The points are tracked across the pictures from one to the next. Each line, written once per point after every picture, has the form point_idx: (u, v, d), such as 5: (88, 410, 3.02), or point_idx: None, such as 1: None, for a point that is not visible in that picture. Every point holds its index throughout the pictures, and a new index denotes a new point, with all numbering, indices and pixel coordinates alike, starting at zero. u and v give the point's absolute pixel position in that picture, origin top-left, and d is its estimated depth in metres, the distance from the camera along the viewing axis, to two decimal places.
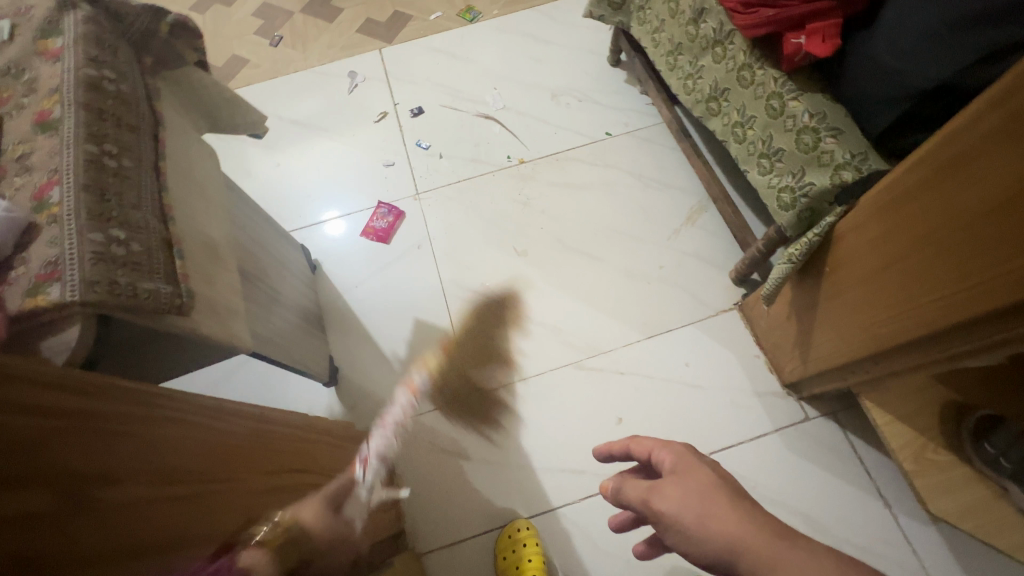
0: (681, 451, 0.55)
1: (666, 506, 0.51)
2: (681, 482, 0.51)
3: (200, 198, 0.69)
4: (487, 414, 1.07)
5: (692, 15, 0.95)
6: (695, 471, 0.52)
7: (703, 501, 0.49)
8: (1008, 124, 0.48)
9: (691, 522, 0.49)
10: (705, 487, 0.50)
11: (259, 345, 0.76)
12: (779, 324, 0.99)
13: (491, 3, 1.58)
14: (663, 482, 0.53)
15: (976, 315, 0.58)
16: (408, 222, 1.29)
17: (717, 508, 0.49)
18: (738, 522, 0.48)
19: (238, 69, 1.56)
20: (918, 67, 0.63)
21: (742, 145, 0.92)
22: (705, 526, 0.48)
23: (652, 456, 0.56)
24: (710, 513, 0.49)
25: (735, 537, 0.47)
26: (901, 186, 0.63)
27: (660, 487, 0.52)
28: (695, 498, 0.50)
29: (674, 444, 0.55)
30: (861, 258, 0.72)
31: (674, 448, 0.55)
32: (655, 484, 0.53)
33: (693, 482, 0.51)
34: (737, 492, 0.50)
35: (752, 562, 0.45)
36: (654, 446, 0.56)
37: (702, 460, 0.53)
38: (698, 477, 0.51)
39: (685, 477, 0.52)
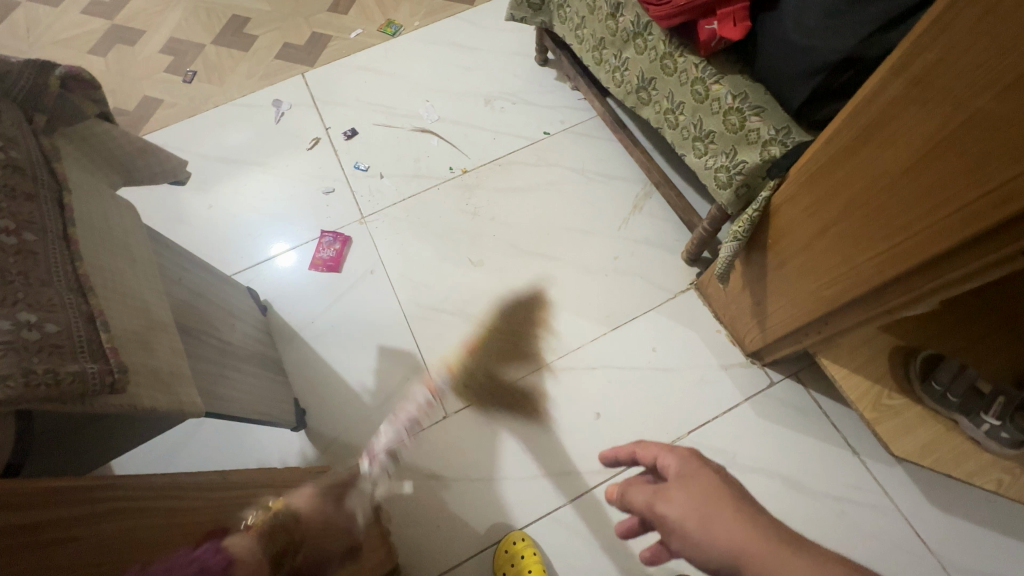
0: (687, 455, 0.54)
1: (671, 510, 0.51)
2: (686, 486, 0.51)
3: (125, 261, 0.64)
4: (465, 431, 1.06)
5: (609, 10, 0.97)
6: (700, 476, 0.52)
7: (706, 505, 0.50)
8: (913, 88, 0.51)
9: (695, 525, 0.49)
10: (711, 492, 0.50)
11: (211, 405, 0.71)
12: (734, 297, 1.02)
13: (411, 15, 1.56)
14: (667, 486, 0.52)
15: (905, 270, 0.61)
16: (356, 247, 1.25)
17: (720, 512, 0.49)
18: (744, 530, 0.48)
19: (151, 110, 1.47)
20: (825, 42, 0.67)
21: (676, 130, 0.95)
22: (710, 530, 0.48)
23: (657, 461, 0.56)
24: (713, 516, 0.49)
25: (739, 543, 0.47)
26: (825, 156, 0.65)
27: (665, 491, 0.52)
28: (700, 501, 0.50)
29: (679, 449, 0.55)
30: (800, 227, 0.75)
31: (679, 453, 0.54)
32: (660, 488, 0.53)
33: (698, 488, 0.51)
34: (741, 499, 0.50)
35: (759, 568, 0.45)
36: (659, 451, 0.56)
37: (705, 464, 0.53)
38: (702, 482, 0.51)
39: (691, 482, 0.51)
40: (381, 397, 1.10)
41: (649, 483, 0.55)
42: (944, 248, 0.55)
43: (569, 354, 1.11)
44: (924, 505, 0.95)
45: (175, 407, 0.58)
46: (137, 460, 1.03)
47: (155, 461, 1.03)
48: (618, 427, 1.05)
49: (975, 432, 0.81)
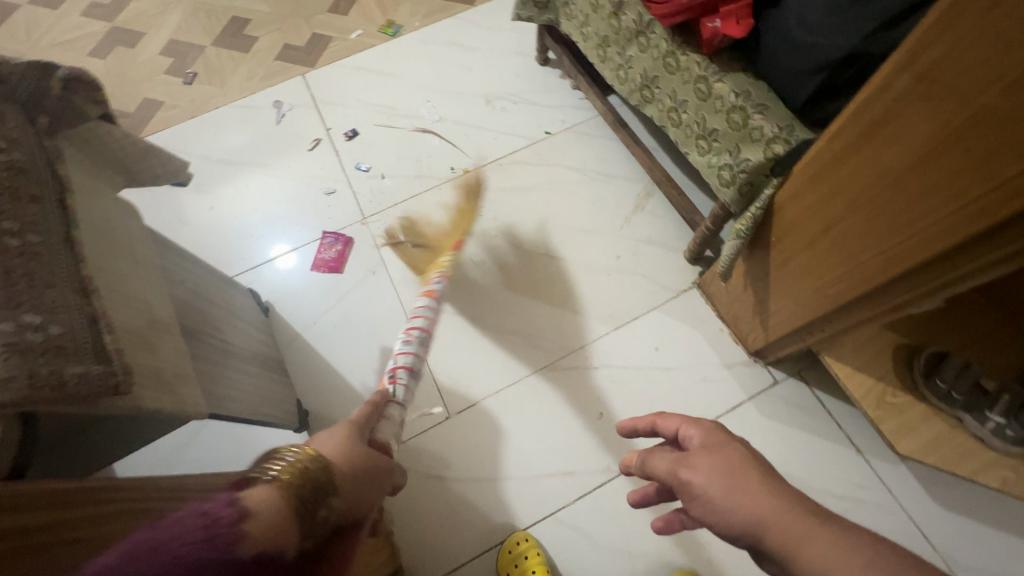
0: (710, 427, 0.55)
1: (695, 477, 0.51)
2: (709, 455, 0.51)
3: (129, 262, 0.64)
4: (469, 431, 1.06)
5: (612, 9, 0.97)
6: (723, 446, 0.52)
7: (729, 473, 0.50)
8: (920, 84, 0.51)
9: (718, 493, 0.49)
10: (735, 461, 0.51)
11: (214, 406, 0.71)
12: (737, 296, 1.02)
13: (412, 16, 1.56)
14: (690, 455, 0.53)
15: (911, 267, 0.61)
16: (358, 248, 1.25)
17: (743, 480, 0.49)
18: (767, 498, 0.48)
19: (152, 112, 1.47)
20: (828, 39, 0.66)
21: (679, 128, 0.94)
22: (734, 495, 0.48)
23: (679, 433, 0.57)
24: (737, 483, 0.49)
25: (762, 510, 0.47)
26: (829, 153, 0.65)
27: (688, 460, 0.52)
28: (723, 469, 0.50)
29: (702, 420, 0.56)
30: (804, 224, 0.75)
31: (702, 424, 0.55)
32: (684, 457, 0.53)
33: (722, 458, 0.51)
34: (764, 471, 0.50)
35: (781, 535, 0.46)
36: (682, 423, 0.57)
37: (727, 434, 0.53)
38: (725, 451, 0.52)
39: (714, 451, 0.52)
40: None
41: (671, 453, 0.55)
42: (951, 245, 0.55)
43: (572, 354, 1.11)
44: (929, 504, 0.95)
45: (179, 409, 0.58)
46: (141, 462, 1.03)
47: (159, 463, 1.03)
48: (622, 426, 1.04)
49: (980, 429, 0.81)
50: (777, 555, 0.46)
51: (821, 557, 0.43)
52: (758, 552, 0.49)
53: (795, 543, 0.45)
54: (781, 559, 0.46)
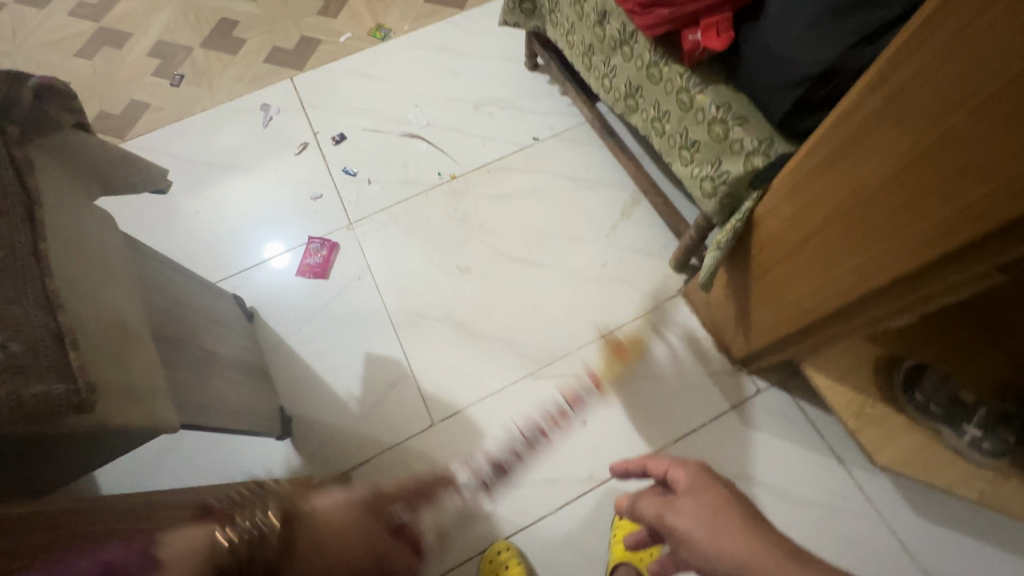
0: (697, 469, 0.56)
1: (682, 523, 0.52)
2: (695, 501, 0.53)
3: (100, 273, 0.64)
4: (452, 440, 1.06)
5: (596, 17, 0.97)
6: (708, 490, 0.53)
7: (714, 517, 0.51)
8: (889, 104, 0.51)
9: (703, 538, 0.50)
10: (720, 506, 0.52)
11: (188, 417, 0.71)
12: (720, 306, 1.02)
13: (401, 19, 1.55)
14: (677, 500, 0.54)
15: (883, 283, 0.61)
16: (343, 253, 1.25)
17: (727, 524, 0.50)
18: (750, 543, 0.49)
19: (139, 114, 1.46)
20: (806, 54, 0.66)
21: (662, 138, 0.94)
22: (718, 543, 0.49)
23: (667, 474, 0.57)
24: (721, 528, 0.50)
25: (745, 555, 0.48)
26: (805, 168, 0.65)
27: (674, 504, 0.54)
28: (708, 513, 0.51)
29: (689, 462, 0.56)
30: (782, 237, 0.75)
31: (689, 466, 0.56)
32: (671, 501, 0.54)
33: (707, 503, 0.52)
34: (747, 514, 0.51)
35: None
36: (669, 464, 0.57)
37: (713, 478, 0.55)
38: (711, 496, 0.53)
39: (700, 496, 0.53)
40: (367, 406, 1.09)
41: (659, 497, 0.57)
42: (920, 263, 0.55)
43: (556, 363, 1.11)
44: (909, 515, 0.95)
45: (150, 423, 0.57)
46: (123, 469, 1.02)
47: (140, 470, 1.03)
48: (605, 436, 1.04)
49: (958, 441, 0.82)
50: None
51: None
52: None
53: None
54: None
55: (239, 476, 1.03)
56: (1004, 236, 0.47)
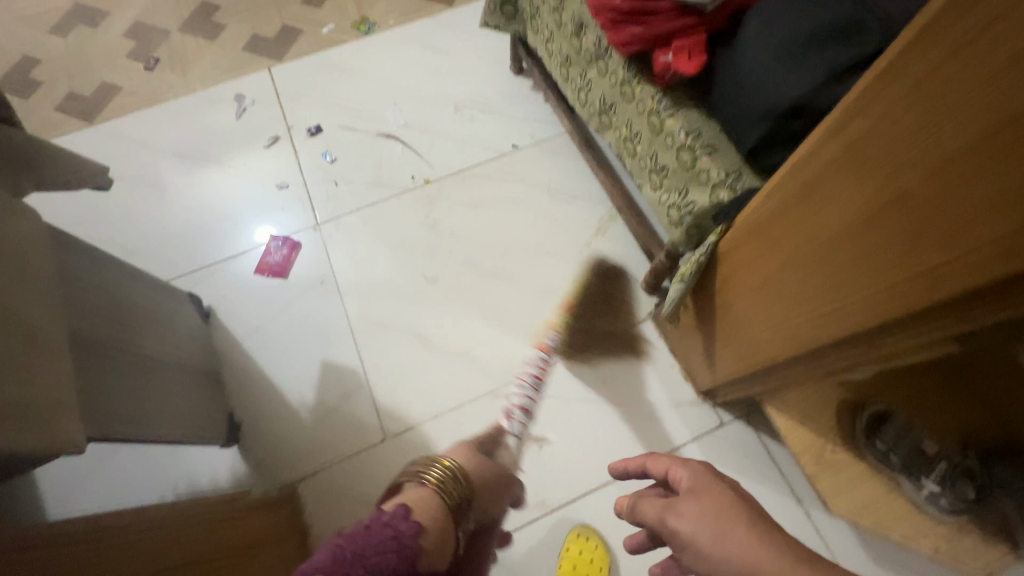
0: (698, 468, 0.53)
1: (683, 526, 0.49)
2: (698, 501, 0.50)
3: (17, 280, 0.61)
4: (404, 455, 1.03)
5: (573, 28, 0.93)
6: (712, 490, 0.50)
7: (717, 522, 0.48)
8: (848, 154, 0.48)
9: (705, 543, 0.47)
10: (722, 506, 0.49)
11: (104, 431, 0.67)
12: (686, 335, 0.98)
13: (386, 13, 1.50)
14: (679, 501, 0.51)
15: (840, 338, 0.57)
16: (305, 253, 1.21)
17: (729, 530, 0.47)
18: (756, 547, 0.45)
19: (109, 97, 1.42)
20: (775, 87, 0.63)
21: (634, 159, 0.90)
22: (723, 548, 0.46)
23: (668, 474, 0.55)
24: (724, 533, 0.47)
25: (749, 561, 0.44)
26: (766, 209, 0.62)
27: (676, 507, 0.51)
28: (711, 516, 0.48)
29: (690, 461, 0.54)
30: (743, 276, 0.72)
31: (690, 467, 0.53)
32: (672, 503, 0.52)
33: (709, 503, 0.49)
34: (754, 519, 0.47)
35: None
36: (669, 464, 0.55)
37: (717, 478, 0.52)
38: (714, 498, 0.50)
39: (701, 497, 0.50)
40: (319, 416, 1.06)
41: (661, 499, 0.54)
42: (876, 322, 0.51)
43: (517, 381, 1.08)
44: (865, 562, 0.93)
45: (46, 444, 0.54)
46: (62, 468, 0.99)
47: (80, 471, 0.99)
48: (561, 461, 1.02)
49: (917, 495, 0.78)
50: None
51: None
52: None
53: None
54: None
55: (181, 484, 1.00)
56: (965, 304, 0.43)
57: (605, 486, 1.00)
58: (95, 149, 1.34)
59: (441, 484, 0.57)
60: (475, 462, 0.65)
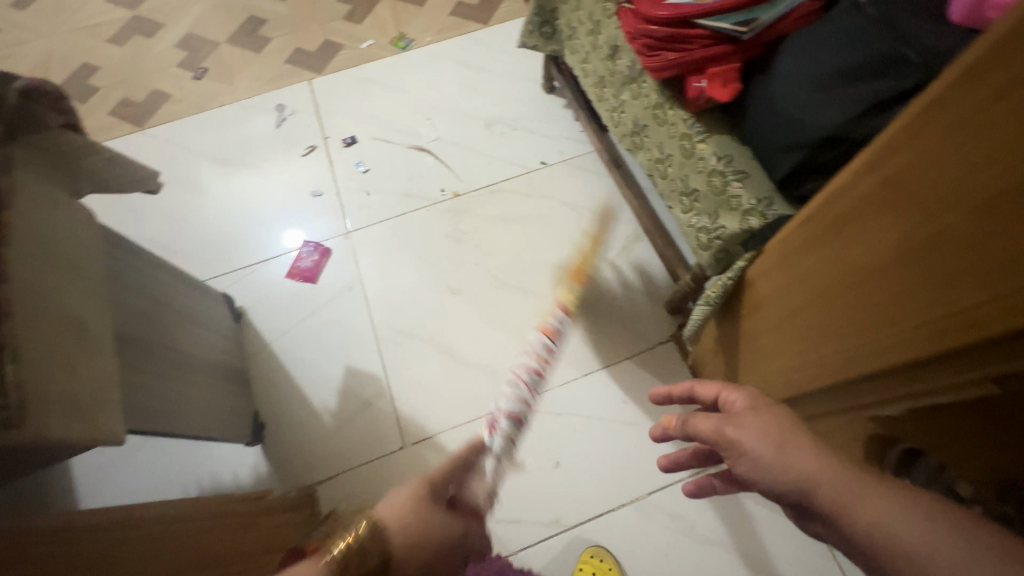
0: (755, 394, 0.58)
1: (741, 434, 0.53)
2: (759, 416, 0.54)
3: (69, 277, 0.64)
4: (420, 464, 1.03)
5: (608, 51, 0.94)
6: (771, 410, 0.54)
7: (780, 434, 0.51)
8: (883, 189, 0.48)
9: (766, 453, 0.50)
10: (783, 422, 0.52)
11: (139, 424, 0.70)
12: (709, 359, 0.98)
13: (424, 31, 1.55)
14: (739, 416, 0.55)
15: (872, 372, 0.56)
16: (335, 260, 1.24)
17: (793, 442, 0.50)
18: (819, 455, 0.48)
19: (159, 104, 1.49)
20: (812, 116, 0.63)
21: (664, 181, 0.90)
22: (783, 455, 0.49)
23: (721, 398, 0.61)
24: (788, 444, 0.50)
25: (812, 469, 0.47)
26: (799, 239, 0.61)
27: (736, 420, 0.54)
28: (773, 429, 0.52)
29: (747, 387, 0.59)
30: (771, 304, 0.71)
31: (747, 390, 0.58)
32: (730, 417, 0.55)
33: (771, 419, 0.53)
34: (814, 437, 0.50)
35: (832, 491, 0.45)
36: (723, 389, 0.61)
37: (773, 403, 0.56)
38: (774, 415, 0.53)
39: (763, 413, 0.54)
40: (341, 420, 1.08)
41: (715, 415, 0.57)
42: (909, 359, 0.50)
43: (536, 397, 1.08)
44: None
45: (89, 435, 0.57)
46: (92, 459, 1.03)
47: (108, 463, 1.03)
48: (577, 479, 1.01)
49: None
50: (824, 512, 0.46)
51: (876, 517, 0.43)
52: (805, 508, 0.49)
53: (851, 500, 0.44)
54: (827, 516, 0.45)
55: (205, 479, 1.02)
56: (1000, 346, 0.42)
57: (621, 507, 0.99)
58: (141, 152, 1.41)
59: (345, 555, 0.47)
60: (420, 520, 0.52)
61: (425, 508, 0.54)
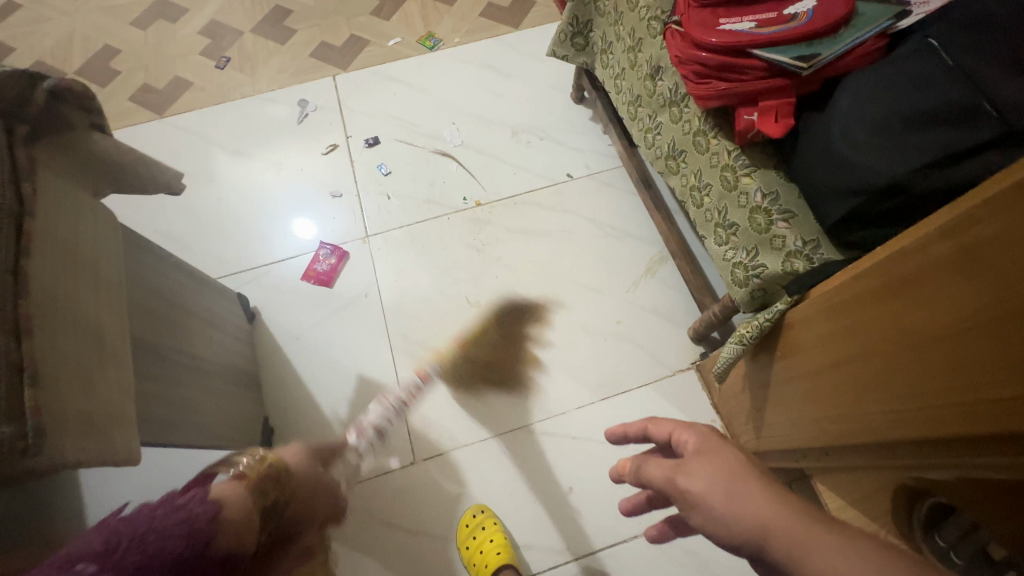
0: (705, 431, 0.51)
1: (693, 485, 0.47)
2: (708, 460, 0.48)
3: (90, 284, 0.61)
4: (430, 482, 1.02)
5: (649, 71, 0.91)
6: (720, 452, 0.48)
7: (730, 480, 0.46)
8: (963, 257, 0.44)
9: (718, 502, 0.45)
10: (733, 466, 0.47)
11: (153, 436, 0.68)
12: (734, 394, 0.95)
13: (453, 31, 1.52)
14: (688, 461, 0.49)
15: (921, 437, 0.54)
16: (352, 264, 1.22)
17: (743, 488, 0.44)
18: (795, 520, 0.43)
19: (180, 91, 1.46)
20: (873, 163, 0.59)
21: (699, 209, 0.88)
22: (734, 504, 0.44)
23: (672, 438, 0.54)
24: (739, 490, 0.45)
25: (766, 517, 0.43)
26: (852, 291, 0.58)
27: (685, 466, 0.49)
28: (723, 474, 0.46)
29: (696, 425, 0.52)
30: (810, 351, 0.68)
31: (697, 429, 0.51)
32: (681, 463, 0.49)
33: (722, 463, 0.47)
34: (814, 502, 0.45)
35: (784, 543, 0.41)
36: (674, 427, 0.54)
37: (724, 442, 0.50)
38: (725, 458, 0.48)
39: (712, 456, 0.48)
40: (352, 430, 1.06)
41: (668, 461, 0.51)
42: (969, 433, 0.48)
43: (553, 420, 1.06)
44: None
45: (105, 456, 0.54)
46: None
47: None
48: (590, 507, 0.99)
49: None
50: (780, 564, 0.41)
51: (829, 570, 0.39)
52: (762, 561, 0.44)
53: (800, 554, 0.40)
54: (786, 571, 0.41)
55: None
56: None
57: (635, 539, 0.97)
58: (160, 141, 1.39)
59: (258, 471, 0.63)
60: (304, 466, 0.72)
61: (308, 459, 0.74)
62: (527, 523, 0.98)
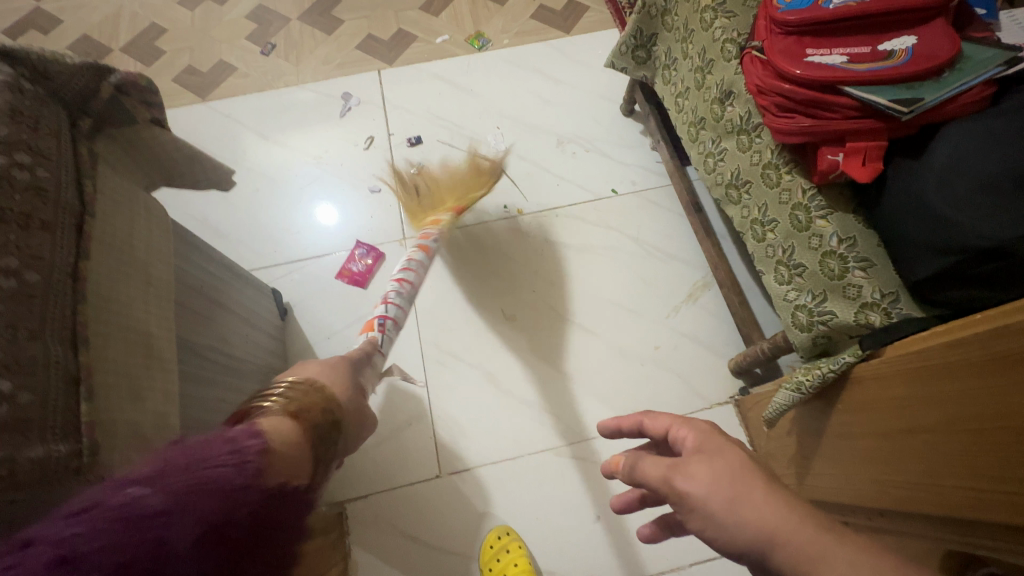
0: (706, 430, 0.48)
1: (692, 487, 0.44)
2: (709, 461, 0.45)
3: (141, 286, 0.59)
4: (458, 498, 1.00)
5: (718, 94, 0.87)
6: (723, 452, 0.45)
7: (733, 484, 0.43)
8: None
9: (719, 506, 0.42)
10: (737, 468, 0.44)
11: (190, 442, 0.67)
12: (778, 436, 0.92)
13: (503, 31, 1.48)
14: (686, 461, 0.46)
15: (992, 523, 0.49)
16: (387, 267, 1.20)
17: (748, 492, 0.42)
18: None
19: (224, 76, 1.45)
20: (973, 222, 0.55)
21: (759, 244, 0.84)
22: (737, 510, 0.42)
23: (669, 434, 0.51)
24: (742, 496, 0.42)
25: (771, 526, 0.40)
26: (945, 358, 0.54)
27: (683, 466, 0.46)
28: (725, 478, 0.43)
29: (695, 421, 0.49)
30: (882, 410, 0.64)
31: (696, 426, 0.48)
32: (679, 462, 0.46)
33: (722, 465, 0.44)
34: None
35: (790, 555, 0.39)
36: (671, 423, 0.51)
37: (729, 440, 0.47)
38: (727, 459, 0.45)
39: (713, 457, 0.45)
40: (380, 437, 1.04)
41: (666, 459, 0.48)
42: None
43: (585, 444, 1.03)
44: None
45: None
46: None
47: None
48: (618, 539, 0.97)
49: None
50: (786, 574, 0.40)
51: None
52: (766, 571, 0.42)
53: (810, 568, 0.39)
54: None
55: None
56: None
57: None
58: (202, 125, 1.38)
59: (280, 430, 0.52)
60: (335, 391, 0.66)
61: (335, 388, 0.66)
62: (552, 550, 0.96)
